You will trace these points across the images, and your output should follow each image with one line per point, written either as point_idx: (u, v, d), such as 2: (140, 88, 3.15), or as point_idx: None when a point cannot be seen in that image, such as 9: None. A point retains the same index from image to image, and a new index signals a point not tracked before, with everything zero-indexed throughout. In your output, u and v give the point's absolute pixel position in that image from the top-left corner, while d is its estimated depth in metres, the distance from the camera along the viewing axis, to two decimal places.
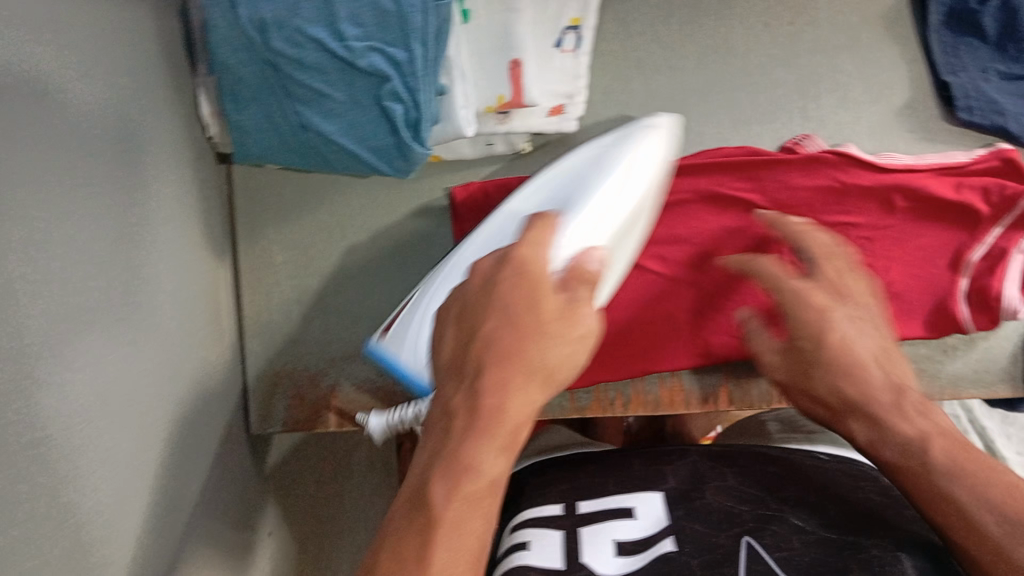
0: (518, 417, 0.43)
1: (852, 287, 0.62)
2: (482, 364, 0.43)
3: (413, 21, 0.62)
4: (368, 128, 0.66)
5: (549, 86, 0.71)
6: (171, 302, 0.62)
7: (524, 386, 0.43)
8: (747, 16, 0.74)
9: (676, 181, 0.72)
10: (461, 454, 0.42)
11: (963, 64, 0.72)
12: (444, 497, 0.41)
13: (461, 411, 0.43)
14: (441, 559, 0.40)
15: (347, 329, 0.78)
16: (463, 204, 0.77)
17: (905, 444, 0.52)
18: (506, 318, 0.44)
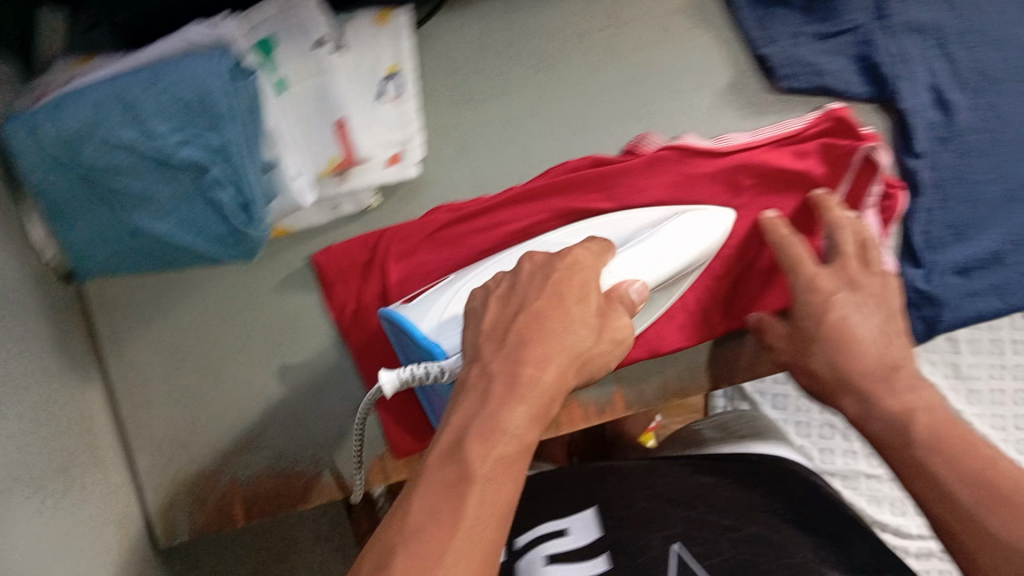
0: (551, 384, 0.50)
1: (868, 278, 0.67)
2: (525, 349, 0.50)
3: (221, 105, 0.61)
4: (202, 220, 0.64)
5: (380, 137, 0.70)
6: (42, 449, 0.59)
7: (563, 363, 0.51)
8: (560, 29, 0.74)
9: (529, 208, 0.73)
10: (493, 425, 0.47)
11: (775, 34, 0.74)
12: (478, 458, 0.45)
13: (498, 389, 0.49)
14: (467, 525, 0.43)
15: (234, 420, 0.76)
16: (338, 269, 0.75)
17: (892, 420, 0.59)
18: (552, 305, 0.53)
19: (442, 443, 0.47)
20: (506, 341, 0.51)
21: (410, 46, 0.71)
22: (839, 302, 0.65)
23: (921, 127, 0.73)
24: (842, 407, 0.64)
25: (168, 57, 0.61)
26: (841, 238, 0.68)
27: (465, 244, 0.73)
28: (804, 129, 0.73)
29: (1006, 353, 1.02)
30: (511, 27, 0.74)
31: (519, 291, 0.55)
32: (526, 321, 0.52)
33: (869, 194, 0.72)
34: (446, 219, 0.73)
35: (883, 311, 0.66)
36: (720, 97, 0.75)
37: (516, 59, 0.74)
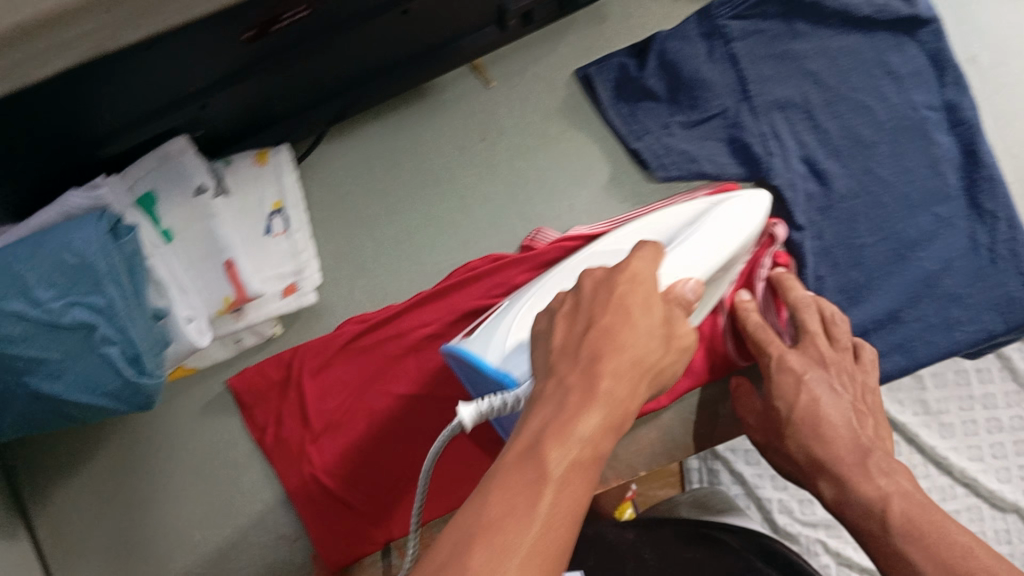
0: (624, 401, 0.40)
1: (836, 356, 0.72)
2: (600, 360, 0.40)
3: (100, 267, 0.62)
4: (97, 377, 0.63)
5: (271, 270, 0.72)
6: None
7: (636, 375, 0.41)
8: (441, 145, 0.78)
9: (426, 310, 0.75)
10: (565, 425, 0.38)
11: (646, 126, 0.78)
12: (555, 461, 0.37)
13: (574, 394, 0.39)
14: (545, 518, 0.35)
15: (163, 558, 0.75)
16: (251, 390, 0.75)
17: (867, 505, 0.61)
18: (620, 318, 0.42)
19: (513, 448, 0.38)
20: (578, 355, 0.41)
21: (293, 184, 0.75)
22: (810, 382, 0.70)
23: (800, 201, 0.76)
24: (820, 490, 0.67)
25: (49, 225, 0.63)
26: (807, 316, 0.73)
27: (372, 358, 0.75)
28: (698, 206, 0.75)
29: (973, 383, 1.03)
30: (393, 145, 0.78)
31: (586, 304, 0.44)
32: (598, 332, 0.42)
33: (760, 267, 0.75)
34: (353, 331, 0.74)
35: (842, 387, 0.70)
36: (602, 190, 0.79)
37: (404, 177, 0.78)
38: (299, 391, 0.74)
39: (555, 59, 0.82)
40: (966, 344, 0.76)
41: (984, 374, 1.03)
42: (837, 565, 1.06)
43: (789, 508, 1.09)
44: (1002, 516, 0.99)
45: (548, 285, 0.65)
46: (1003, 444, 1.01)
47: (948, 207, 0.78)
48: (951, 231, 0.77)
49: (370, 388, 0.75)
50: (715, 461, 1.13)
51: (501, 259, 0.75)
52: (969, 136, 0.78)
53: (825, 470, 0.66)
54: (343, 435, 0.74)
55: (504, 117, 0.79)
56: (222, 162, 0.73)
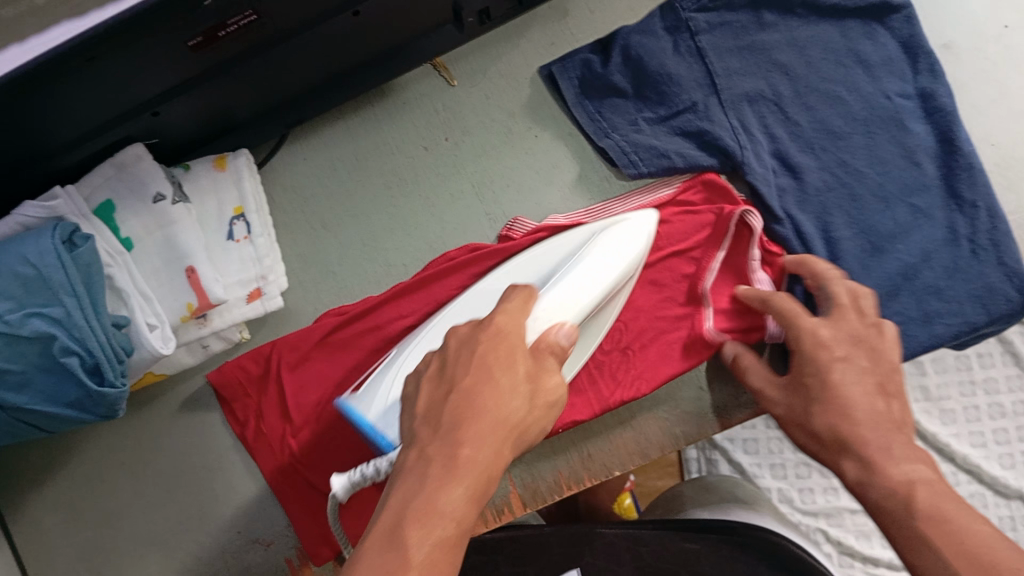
0: (488, 466, 0.45)
1: (864, 331, 0.65)
2: (459, 431, 0.45)
3: (56, 278, 0.62)
4: (61, 387, 0.64)
5: (233, 277, 0.72)
6: None
7: (498, 441, 0.46)
8: (404, 145, 0.78)
9: (409, 303, 0.74)
10: (429, 504, 0.43)
11: (613, 124, 0.78)
12: (417, 542, 0.41)
13: (434, 468, 0.44)
14: None
15: (137, 565, 0.76)
16: (233, 385, 0.75)
17: (889, 489, 0.56)
18: (482, 381, 0.47)
19: (380, 524, 0.43)
20: (441, 423, 0.46)
21: (255, 188, 0.75)
22: (839, 359, 0.63)
23: (772, 193, 0.75)
24: (843, 471, 0.60)
25: (10, 237, 0.64)
26: (834, 289, 0.68)
27: (355, 350, 0.74)
28: (676, 193, 0.75)
29: (974, 367, 1.03)
30: (358, 145, 0.78)
31: (450, 367, 0.49)
32: (460, 400, 0.47)
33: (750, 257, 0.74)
34: (332, 323, 0.74)
35: (867, 362, 0.63)
36: (570, 190, 0.78)
37: (369, 181, 0.77)
38: (280, 384, 0.74)
39: (519, 58, 0.81)
40: (947, 337, 0.74)
41: (985, 359, 1.02)
42: (839, 554, 1.04)
43: (789, 497, 1.07)
44: (1005, 503, 0.99)
45: (433, 329, 0.69)
46: (1006, 430, 1.01)
47: (926, 197, 0.76)
48: (926, 223, 0.75)
49: (352, 380, 0.74)
50: (713, 451, 1.12)
51: (480, 248, 0.75)
52: (944, 124, 0.77)
53: (849, 448, 0.60)
54: (323, 433, 0.74)
55: (468, 116, 0.79)
56: (181, 168, 0.73)
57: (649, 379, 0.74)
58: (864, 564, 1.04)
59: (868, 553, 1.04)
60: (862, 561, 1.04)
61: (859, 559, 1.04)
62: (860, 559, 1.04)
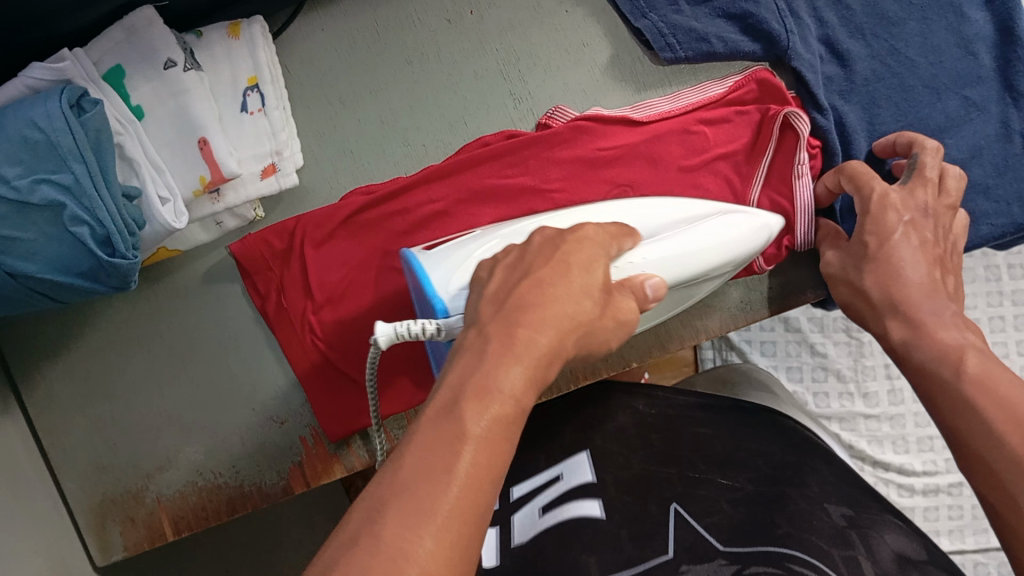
0: (550, 349, 0.42)
1: (940, 209, 0.65)
2: (524, 309, 0.43)
3: (64, 143, 0.61)
4: (71, 257, 0.63)
5: (248, 150, 0.69)
6: None
7: (561, 329, 0.44)
8: (425, 18, 0.74)
9: (436, 189, 0.72)
10: (487, 381, 0.39)
11: (652, 4, 0.73)
12: (474, 416, 0.38)
13: (492, 348, 0.41)
14: (465, 475, 0.36)
15: (151, 436, 0.76)
16: (253, 258, 0.72)
17: (940, 350, 0.55)
18: (559, 271, 0.47)
19: (437, 399, 0.40)
20: (505, 300, 0.45)
21: (275, 60, 0.72)
22: (909, 225, 0.63)
23: (818, 83, 0.71)
24: (887, 332, 0.60)
25: (15, 100, 0.62)
26: (925, 160, 0.66)
27: (380, 230, 0.72)
28: (727, 92, 0.72)
29: (1003, 279, 1.00)
30: (376, 15, 0.74)
31: (529, 258, 0.49)
32: (530, 284, 0.45)
33: (797, 163, 0.70)
34: (359, 203, 0.71)
35: (931, 236, 0.63)
36: (600, 72, 0.74)
37: (386, 55, 0.73)
38: (301, 262, 0.72)
39: None
40: (991, 237, 0.72)
41: (1016, 270, 1.00)
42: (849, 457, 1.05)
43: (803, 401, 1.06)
44: None
45: (519, 230, 0.65)
46: None
47: (980, 89, 0.73)
48: (980, 116, 0.72)
49: (376, 262, 0.73)
50: (729, 352, 1.10)
51: (517, 136, 0.72)
52: (1005, 10, 0.73)
53: (899, 309, 0.59)
54: (347, 310, 0.72)
55: None
56: (193, 34, 0.69)
57: None
58: (874, 468, 1.04)
59: (879, 458, 1.04)
60: (872, 465, 1.04)
61: (870, 463, 1.05)
62: (871, 463, 1.05)
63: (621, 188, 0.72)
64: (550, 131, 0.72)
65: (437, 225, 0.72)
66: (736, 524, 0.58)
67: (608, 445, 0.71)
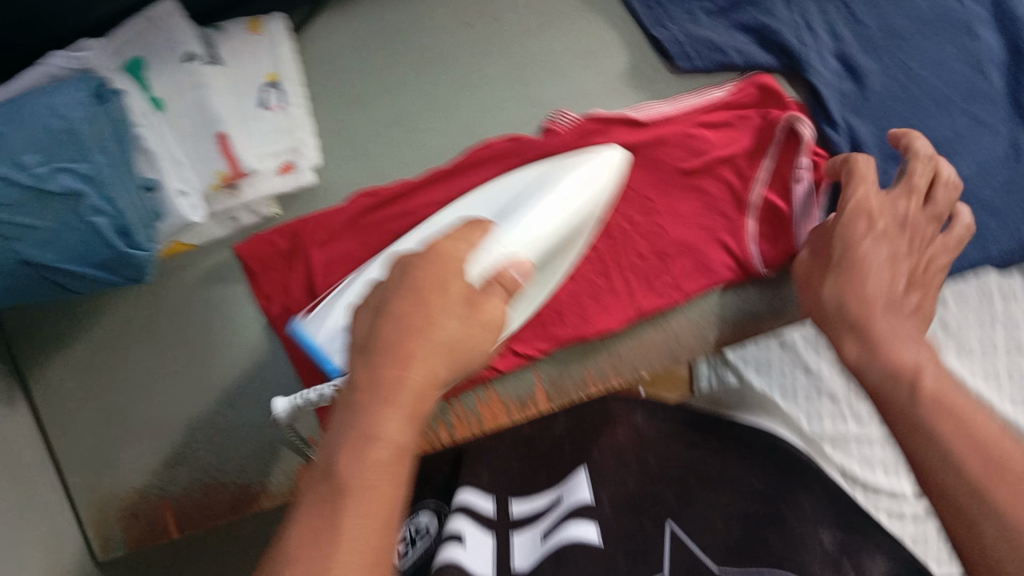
0: (426, 384, 0.43)
1: (920, 217, 0.64)
2: (386, 345, 0.44)
3: (86, 134, 0.61)
4: (86, 248, 0.63)
5: (267, 147, 0.70)
6: None
7: (433, 362, 0.44)
8: (446, 23, 0.75)
9: (439, 193, 0.71)
10: (359, 433, 0.41)
11: (669, 13, 0.74)
12: (350, 472, 0.40)
13: (362, 393, 0.42)
14: (354, 525, 0.39)
15: (156, 431, 0.76)
16: (256, 257, 0.72)
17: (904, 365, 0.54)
18: (404, 303, 0.45)
19: (322, 461, 0.42)
20: (361, 342, 0.45)
21: (292, 54, 0.72)
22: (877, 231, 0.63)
23: (832, 94, 0.72)
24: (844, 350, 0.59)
25: (36, 89, 0.62)
26: (915, 168, 0.66)
27: (383, 232, 0.71)
28: (728, 96, 0.71)
29: None
30: (397, 22, 0.75)
31: (390, 292, 0.46)
32: (382, 323, 0.44)
33: (798, 167, 0.69)
34: (364, 204, 0.71)
35: (903, 246, 0.63)
36: (616, 80, 0.74)
37: (406, 58, 0.74)
38: (306, 262, 0.71)
39: None
40: (1001, 256, 0.72)
41: None
42: None
43: None
44: None
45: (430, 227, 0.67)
46: None
47: (989, 107, 0.73)
48: (988, 134, 0.73)
49: None
50: None
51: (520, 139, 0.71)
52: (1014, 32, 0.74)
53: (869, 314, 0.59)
54: None
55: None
56: (215, 30, 0.71)
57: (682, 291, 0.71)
58: None
59: None
60: None
61: None
62: None
63: (628, 195, 0.71)
64: (553, 134, 0.71)
65: None
66: (729, 549, 0.60)
67: (608, 463, 0.67)
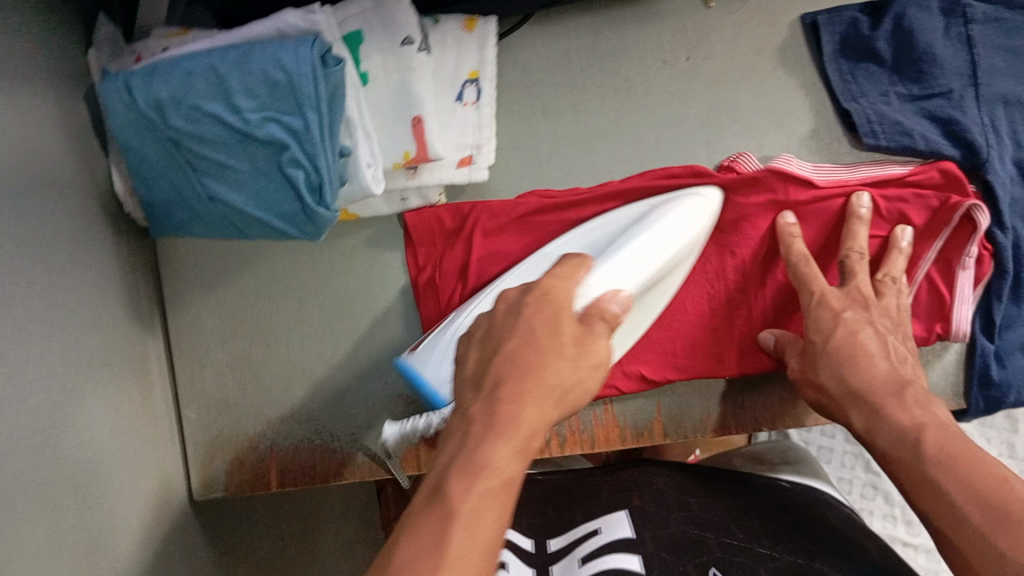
0: (535, 425, 0.46)
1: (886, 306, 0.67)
2: (506, 385, 0.47)
3: (306, 91, 0.63)
4: (275, 196, 0.67)
5: (453, 139, 0.73)
6: (76, 376, 0.63)
7: (544, 401, 0.47)
8: (643, 55, 0.76)
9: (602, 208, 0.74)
10: (474, 460, 0.43)
11: (863, 90, 0.74)
12: (459, 492, 0.42)
13: (480, 428, 0.45)
14: (457, 544, 0.40)
15: (280, 389, 0.79)
16: (419, 233, 0.75)
17: None
18: (527, 343, 0.49)
19: (426, 486, 0.44)
20: (482, 385, 0.48)
21: (490, 53, 0.74)
22: (849, 320, 0.64)
23: (1005, 200, 0.71)
24: (851, 424, 0.60)
25: (264, 39, 0.66)
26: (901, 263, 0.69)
27: (547, 236, 0.74)
28: (907, 173, 0.72)
29: None
30: (595, 41, 0.76)
31: (494, 334, 0.51)
32: (500, 361, 0.48)
33: (964, 255, 0.70)
34: (532, 205, 0.74)
35: (888, 330, 0.64)
36: (797, 141, 0.75)
37: (597, 81, 0.76)
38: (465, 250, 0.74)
39: None
40: None
41: None
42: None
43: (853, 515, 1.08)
44: None
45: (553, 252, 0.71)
46: None
47: None
48: None
49: None
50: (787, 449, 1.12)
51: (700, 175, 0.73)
52: None
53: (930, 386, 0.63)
54: None
55: (715, 40, 0.76)
56: (431, 20, 0.73)
57: None
58: None
59: None
60: None
61: None
62: None
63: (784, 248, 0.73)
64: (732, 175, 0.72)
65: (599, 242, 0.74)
66: None
67: (647, 507, 0.70)
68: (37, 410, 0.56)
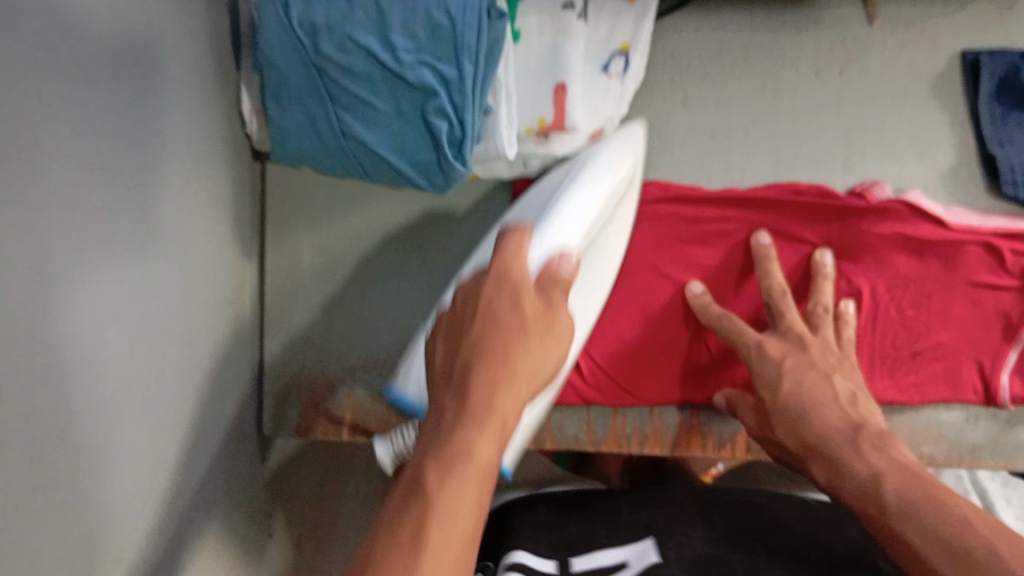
0: (513, 415, 0.44)
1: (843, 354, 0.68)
2: (473, 368, 0.44)
3: (466, 40, 0.62)
4: (411, 142, 0.66)
5: (593, 109, 0.72)
6: (192, 282, 0.62)
7: (519, 387, 0.44)
8: (798, 61, 0.76)
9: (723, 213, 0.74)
10: (456, 444, 0.41)
11: (1013, 138, 0.73)
12: (436, 482, 0.39)
13: (453, 414, 0.43)
14: (435, 539, 0.37)
15: (368, 335, 0.77)
16: None
17: None
18: (488, 327, 0.46)
19: (403, 477, 0.41)
20: (452, 377, 0.45)
21: (646, 29, 0.73)
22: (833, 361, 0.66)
23: None
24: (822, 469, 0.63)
25: None
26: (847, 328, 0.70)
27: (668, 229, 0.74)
28: None
29: None
30: (752, 40, 0.76)
31: (459, 319, 0.48)
32: (468, 348, 0.45)
33: None
34: (654, 196, 0.75)
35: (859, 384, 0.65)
36: (936, 177, 0.75)
37: (744, 81, 0.76)
38: None
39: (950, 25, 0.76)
40: None
41: None
42: None
43: None
44: None
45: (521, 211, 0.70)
46: None
47: None
48: None
49: (638, 260, 0.75)
50: None
51: (830, 196, 0.73)
52: None
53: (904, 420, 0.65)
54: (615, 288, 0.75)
55: (872, 60, 0.75)
56: None
57: (924, 394, 0.72)
58: None
59: None
60: None
61: None
62: None
63: (898, 284, 0.73)
64: (863, 202, 0.72)
65: (716, 245, 0.74)
66: None
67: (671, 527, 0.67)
68: (160, 309, 0.56)
